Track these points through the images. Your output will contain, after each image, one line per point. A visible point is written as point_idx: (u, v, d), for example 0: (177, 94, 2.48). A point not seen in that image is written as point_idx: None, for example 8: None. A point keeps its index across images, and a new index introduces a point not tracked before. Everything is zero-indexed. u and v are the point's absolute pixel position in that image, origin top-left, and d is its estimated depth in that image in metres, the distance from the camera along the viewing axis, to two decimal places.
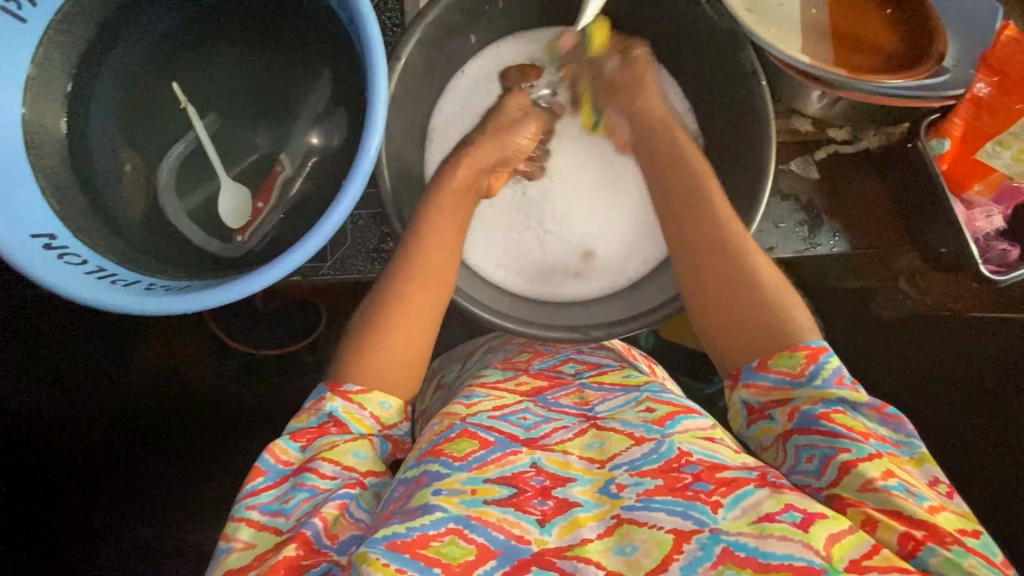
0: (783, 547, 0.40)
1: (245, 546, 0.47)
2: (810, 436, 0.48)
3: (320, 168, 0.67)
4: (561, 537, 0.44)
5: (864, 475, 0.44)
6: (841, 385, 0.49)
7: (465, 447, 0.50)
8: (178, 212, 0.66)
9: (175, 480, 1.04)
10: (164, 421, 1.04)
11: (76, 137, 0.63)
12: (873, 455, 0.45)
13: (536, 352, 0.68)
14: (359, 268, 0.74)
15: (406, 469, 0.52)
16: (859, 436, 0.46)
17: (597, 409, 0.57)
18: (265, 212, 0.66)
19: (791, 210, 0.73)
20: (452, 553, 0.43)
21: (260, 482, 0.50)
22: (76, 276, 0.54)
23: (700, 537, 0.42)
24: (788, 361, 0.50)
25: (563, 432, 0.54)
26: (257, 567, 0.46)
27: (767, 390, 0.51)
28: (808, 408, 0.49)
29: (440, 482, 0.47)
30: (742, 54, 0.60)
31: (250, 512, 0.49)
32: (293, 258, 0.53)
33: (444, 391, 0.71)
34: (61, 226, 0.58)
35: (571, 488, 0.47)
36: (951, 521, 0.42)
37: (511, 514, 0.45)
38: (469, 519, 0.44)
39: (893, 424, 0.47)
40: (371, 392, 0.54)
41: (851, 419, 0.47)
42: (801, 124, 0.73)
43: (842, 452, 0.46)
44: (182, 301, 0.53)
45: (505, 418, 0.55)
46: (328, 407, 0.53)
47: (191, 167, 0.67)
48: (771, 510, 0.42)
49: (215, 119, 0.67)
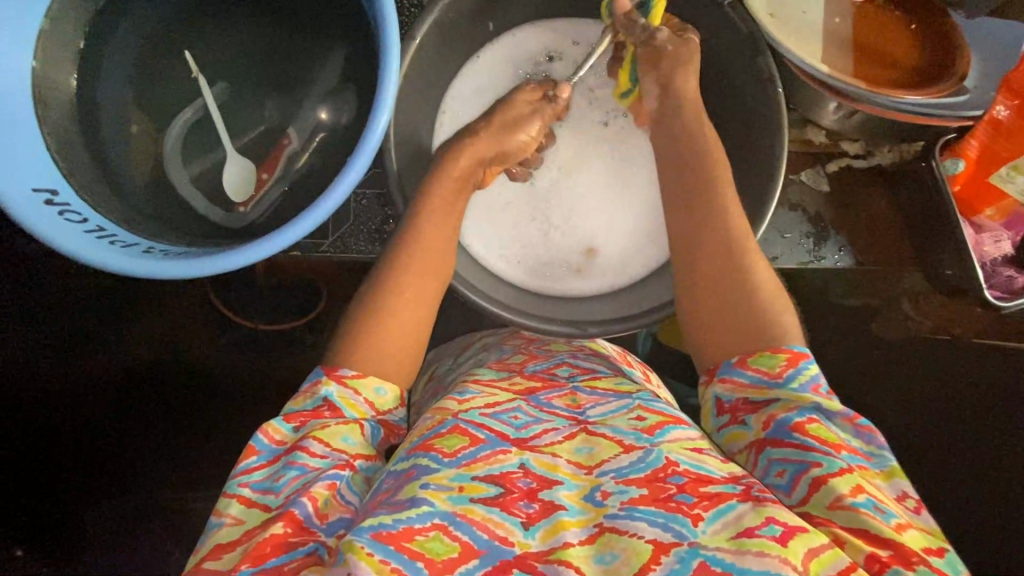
0: (760, 563, 0.40)
1: (235, 522, 0.48)
2: (783, 448, 0.48)
3: (328, 143, 0.66)
4: (544, 541, 0.44)
5: (834, 490, 0.44)
6: (816, 392, 0.50)
7: (455, 443, 0.50)
8: (180, 177, 0.65)
9: (166, 446, 1.06)
10: (158, 390, 1.06)
11: (86, 95, 0.63)
12: (843, 469, 0.45)
13: (531, 355, 0.67)
14: (359, 248, 0.73)
15: (395, 461, 0.53)
16: (831, 450, 0.47)
17: (589, 413, 0.56)
18: (269, 182, 0.65)
19: (798, 221, 0.73)
20: (436, 549, 0.43)
21: (254, 461, 0.51)
22: (76, 233, 0.54)
23: (679, 550, 0.42)
24: (766, 361, 0.52)
25: (552, 434, 0.53)
26: (246, 542, 0.46)
27: (742, 387, 0.53)
28: (782, 416, 0.49)
29: (429, 476, 0.47)
30: (760, 59, 0.59)
31: (241, 489, 0.49)
32: (296, 229, 0.54)
33: (435, 383, 0.72)
34: (63, 184, 0.58)
35: (556, 491, 0.47)
36: (917, 539, 0.43)
37: (496, 514, 0.45)
38: (455, 516, 0.44)
39: (864, 436, 0.48)
40: (367, 377, 0.55)
41: (824, 430, 0.48)
42: (814, 135, 0.73)
43: (813, 467, 0.46)
44: (182, 266, 0.54)
45: (496, 416, 0.55)
46: (324, 391, 0.54)
47: (198, 135, 0.66)
48: (752, 524, 0.42)
49: (224, 87, 0.66)
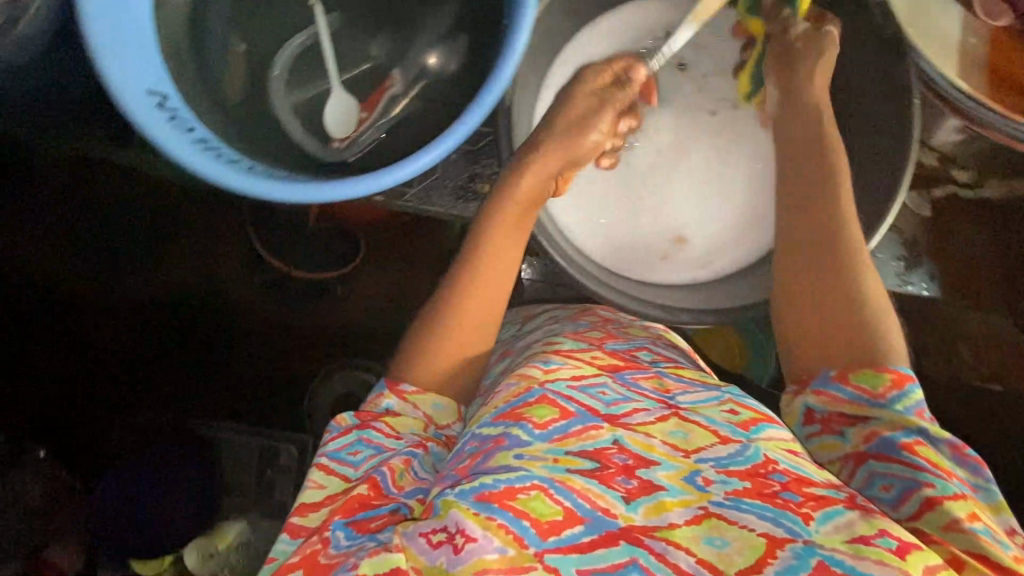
0: (882, 571, 0.38)
1: (316, 486, 0.50)
2: (889, 464, 0.47)
3: (434, 89, 0.65)
4: (647, 517, 0.43)
5: (950, 513, 0.43)
6: (922, 417, 0.48)
7: (546, 414, 0.50)
8: (282, 104, 0.64)
9: (203, 372, 1.07)
10: (200, 316, 1.06)
11: (197, 7, 0.63)
12: (958, 495, 0.44)
13: (609, 333, 0.66)
14: (441, 204, 0.73)
15: (480, 425, 0.52)
16: (943, 474, 0.45)
17: (678, 398, 0.55)
18: (369, 121, 0.64)
19: (893, 243, 0.70)
20: (540, 510, 0.42)
21: (331, 434, 0.53)
22: (183, 140, 0.53)
23: (794, 546, 0.41)
24: (871, 379, 0.49)
25: (643, 414, 0.52)
26: (330, 505, 0.49)
27: (838, 402, 0.50)
28: (889, 435, 0.47)
29: (521, 448, 0.47)
30: (897, 65, 0.57)
31: (320, 457, 0.52)
32: (401, 172, 0.54)
33: (501, 347, 0.71)
34: (173, 89, 0.57)
35: (654, 471, 0.46)
36: None
37: (595, 486, 0.44)
38: (554, 481, 0.44)
39: (970, 467, 0.46)
40: (426, 393, 0.56)
41: (933, 455, 0.46)
42: (926, 157, 0.69)
43: (926, 487, 0.44)
44: (283, 189, 0.53)
45: (584, 390, 0.54)
46: (385, 404, 0.55)
47: (303, 63, 0.65)
48: (866, 532, 0.41)
49: (336, 18, 0.65)
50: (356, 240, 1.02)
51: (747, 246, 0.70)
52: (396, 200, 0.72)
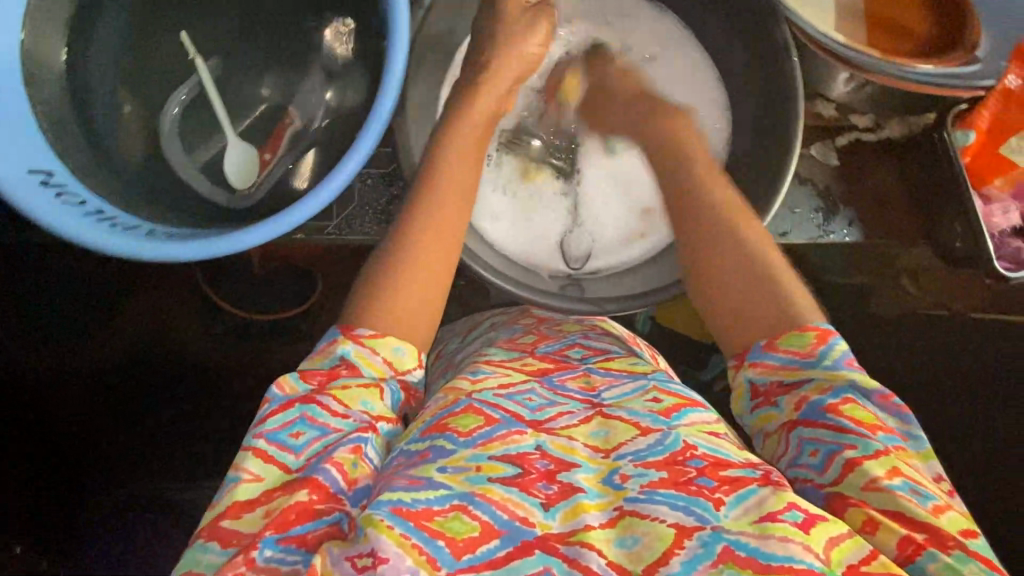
0: (783, 548, 0.41)
1: (252, 478, 0.46)
2: (815, 429, 0.49)
3: (330, 128, 0.64)
4: (564, 523, 0.44)
5: (869, 473, 0.46)
6: (851, 366, 0.50)
7: (470, 422, 0.51)
8: (180, 160, 0.63)
9: (172, 430, 1.05)
10: (160, 373, 1.04)
11: (75, 73, 0.60)
12: (879, 452, 0.46)
13: (541, 335, 0.69)
14: (365, 230, 0.72)
15: (408, 441, 0.52)
16: (867, 432, 0.47)
17: (604, 395, 0.58)
18: (272, 163, 0.64)
19: (809, 196, 0.72)
20: (456, 529, 0.43)
21: (268, 410, 0.50)
22: (75, 215, 0.52)
23: (701, 534, 0.43)
24: (798, 341, 0.52)
25: (567, 417, 0.54)
26: (266, 503, 0.45)
27: (774, 370, 0.52)
28: (817, 398, 0.50)
29: (445, 459, 0.48)
30: (777, 29, 0.60)
31: (256, 440, 0.48)
32: (302, 209, 0.52)
33: (443, 362, 0.73)
34: (59, 164, 0.55)
35: (574, 474, 0.48)
36: (954, 521, 0.44)
37: (514, 494, 0.45)
38: (473, 495, 0.45)
39: (899, 415, 0.49)
40: (385, 336, 0.53)
41: (859, 411, 0.48)
42: (824, 108, 0.72)
43: (847, 449, 0.47)
44: (178, 248, 0.52)
45: (511, 397, 0.55)
46: (341, 350, 0.52)
47: (194, 116, 0.64)
48: (774, 509, 0.44)
49: (217, 62, 0.64)
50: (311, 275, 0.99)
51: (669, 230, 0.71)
52: (317, 234, 0.72)
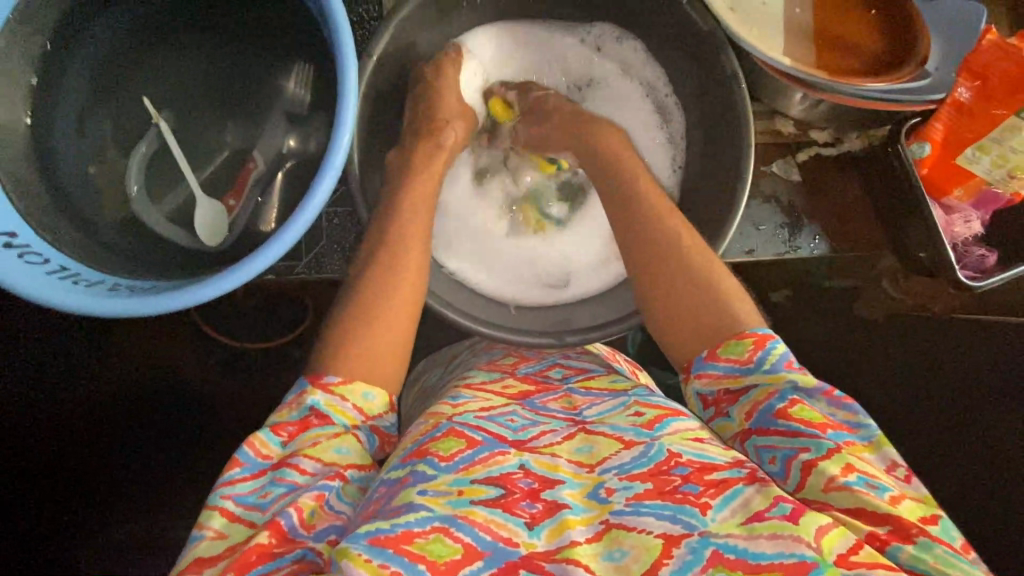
0: (774, 546, 0.42)
1: (217, 535, 0.46)
2: (769, 436, 0.49)
3: (295, 172, 0.65)
4: (550, 540, 0.45)
5: (826, 472, 0.45)
6: (790, 368, 0.51)
7: (452, 446, 0.51)
8: (150, 215, 0.64)
9: (159, 474, 1.02)
10: (143, 415, 1.02)
11: (39, 134, 0.61)
12: (832, 450, 0.46)
13: (522, 356, 0.69)
14: (334, 268, 0.73)
15: (389, 470, 0.52)
16: (817, 431, 0.47)
17: (586, 413, 0.57)
18: (237, 209, 0.65)
19: (772, 213, 0.73)
20: (439, 551, 0.43)
21: (237, 473, 0.49)
22: (37, 275, 0.53)
23: (690, 541, 0.43)
24: (735, 349, 0.53)
25: (551, 436, 0.54)
26: (229, 556, 0.45)
27: (718, 379, 0.53)
28: (765, 404, 0.50)
29: (426, 483, 0.48)
30: (721, 57, 0.62)
31: (224, 500, 0.47)
32: (259, 262, 0.52)
33: (425, 393, 0.72)
34: (23, 223, 0.56)
35: (559, 490, 0.48)
36: (912, 510, 0.44)
37: (498, 515, 0.46)
38: (455, 518, 0.45)
39: (843, 408, 0.49)
40: (353, 383, 0.54)
41: (808, 412, 0.48)
42: (783, 125, 0.73)
43: (802, 452, 0.47)
44: (140, 305, 0.52)
45: (492, 418, 0.56)
46: (309, 400, 0.52)
47: (158, 171, 0.65)
48: (760, 508, 0.44)
49: (177, 117, 0.65)
50: (301, 302, 1.01)
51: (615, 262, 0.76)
52: (288, 274, 0.73)
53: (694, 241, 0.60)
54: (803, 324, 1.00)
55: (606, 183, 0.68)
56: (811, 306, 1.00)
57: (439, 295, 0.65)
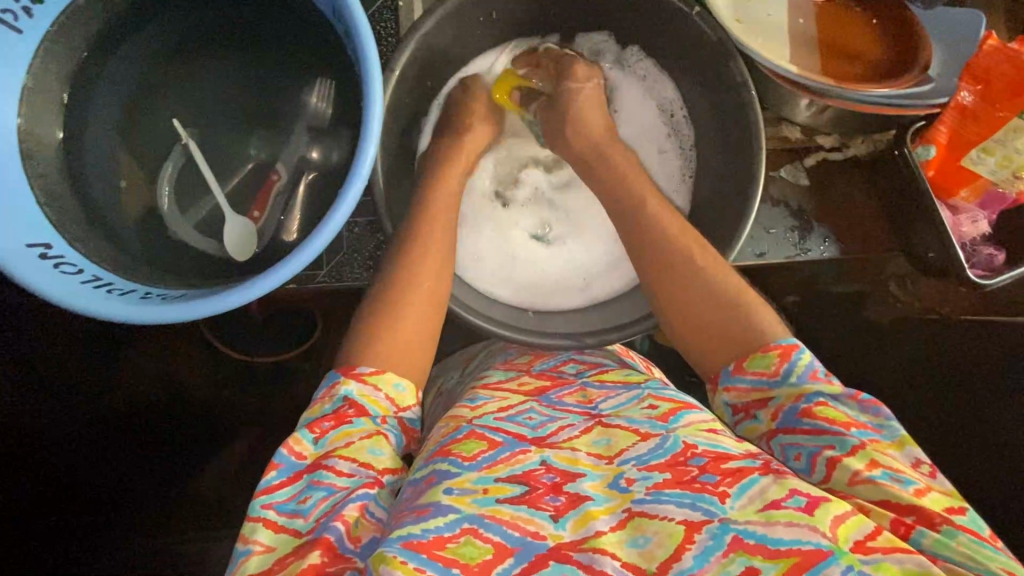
0: (791, 532, 0.42)
1: (264, 549, 0.46)
2: (794, 434, 0.51)
3: (317, 184, 0.67)
4: (574, 531, 0.45)
5: (850, 467, 0.46)
6: (815, 379, 0.51)
7: (473, 448, 0.52)
8: (180, 226, 0.66)
9: (175, 485, 1.03)
10: (159, 428, 1.02)
11: (71, 149, 0.63)
12: (856, 446, 0.47)
13: (537, 354, 0.70)
14: (354, 276, 0.75)
15: (416, 470, 0.54)
16: (842, 429, 0.48)
17: (601, 407, 0.59)
18: (262, 221, 0.67)
19: (782, 216, 0.75)
20: (469, 553, 0.44)
21: (274, 478, 0.50)
22: (73, 285, 0.55)
23: (711, 527, 0.44)
24: (761, 362, 0.53)
25: (569, 430, 0.55)
26: (280, 572, 0.45)
27: (746, 393, 0.54)
28: (790, 406, 0.51)
29: (451, 481, 0.48)
30: (731, 65, 0.64)
31: (266, 511, 0.48)
32: (285, 271, 0.54)
33: (444, 398, 0.73)
34: (56, 235, 0.58)
35: (581, 483, 0.49)
36: (938, 500, 0.44)
37: (524, 511, 0.47)
38: (483, 518, 0.46)
39: (871, 410, 0.49)
40: (386, 373, 0.55)
41: (832, 411, 0.49)
42: (790, 131, 0.75)
43: (826, 449, 0.48)
44: (167, 311, 0.54)
45: (511, 418, 0.56)
46: (343, 390, 0.53)
47: (185, 184, 0.67)
48: (777, 496, 0.44)
49: (203, 131, 0.67)
50: (315, 312, 1.02)
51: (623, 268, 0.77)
52: (309, 283, 0.74)
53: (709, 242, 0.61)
54: None
55: (620, 189, 0.70)
56: None
57: (461, 301, 0.67)
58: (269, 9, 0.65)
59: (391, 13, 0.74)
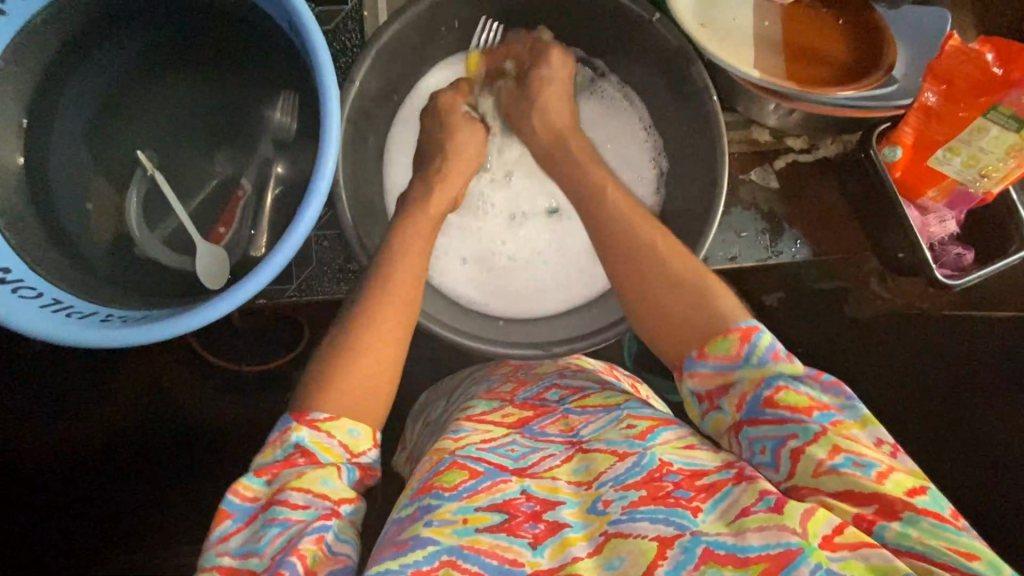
0: (760, 537, 0.44)
1: None
2: (760, 425, 0.50)
3: (282, 198, 0.66)
4: (553, 558, 0.47)
5: (814, 457, 0.47)
6: (777, 360, 0.51)
7: (455, 477, 0.52)
8: (150, 246, 0.65)
9: (157, 499, 1.03)
10: (141, 443, 1.02)
11: (33, 171, 0.62)
12: (818, 434, 0.47)
13: (520, 381, 0.69)
14: (325, 289, 0.75)
15: (400, 509, 0.54)
16: (804, 416, 0.48)
17: (583, 433, 0.57)
18: (228, 235, 0.66)
19: (752, 219, 0.75)
20: None
21: (229, 526, 0.50)
22: (31, 309, 0.55)
23: (682, 541, 0.45)
24: (722, 346, 0.52)
25: (551, 460, 0.55)
26: None
27: (710, 377, 0.53)
28: (754, 394, 0.50)
29: (432, 514, 0.49)
30: (690, 67, 0.64)
31: (222, 558, 0.48)
32: (251, 284, 0.53)
33: (430, 429, 0.73)
34: (17, 259, 0.58)
35: (560, 510, 0.50)
36: (900, 483, 0.45)
37: (503, 539, 0.48)
38: (462, 549, 0.47)
39: (832, 390, 0.50)
40: (339, 419, 0.53)
41: (794, 396, 0.49)
42: (760, 133, 0.75)
43: (790, 440, 0.48)
44: (127, 334, 0.53)
45: (493, 450, 0.56)
46: (293, 438, 0.52)
47: (153, 207, 0.66)
48: (748, 503, 0.46)
49: (165, 150, 0.66)
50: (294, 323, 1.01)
51: (596, 271, 0.77)
52: (279, 297, 0.75)
53: (677, 245, 0.60)
54: (792, 327, 1.01)
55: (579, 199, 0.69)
56: (800, 309, 1.00)
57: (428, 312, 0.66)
58: (227, 23, 0.65)
59: (356, 24, 0.73)
